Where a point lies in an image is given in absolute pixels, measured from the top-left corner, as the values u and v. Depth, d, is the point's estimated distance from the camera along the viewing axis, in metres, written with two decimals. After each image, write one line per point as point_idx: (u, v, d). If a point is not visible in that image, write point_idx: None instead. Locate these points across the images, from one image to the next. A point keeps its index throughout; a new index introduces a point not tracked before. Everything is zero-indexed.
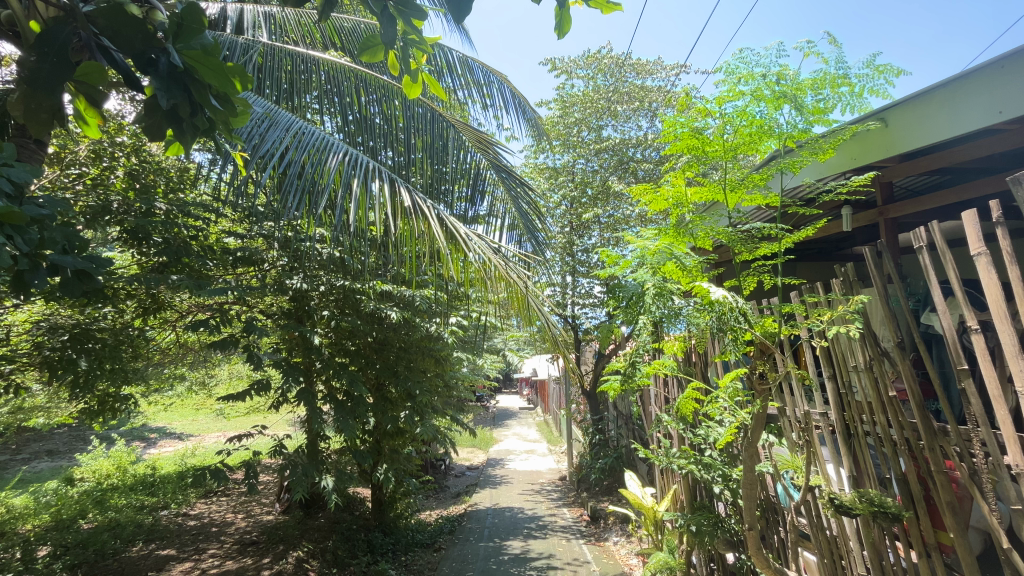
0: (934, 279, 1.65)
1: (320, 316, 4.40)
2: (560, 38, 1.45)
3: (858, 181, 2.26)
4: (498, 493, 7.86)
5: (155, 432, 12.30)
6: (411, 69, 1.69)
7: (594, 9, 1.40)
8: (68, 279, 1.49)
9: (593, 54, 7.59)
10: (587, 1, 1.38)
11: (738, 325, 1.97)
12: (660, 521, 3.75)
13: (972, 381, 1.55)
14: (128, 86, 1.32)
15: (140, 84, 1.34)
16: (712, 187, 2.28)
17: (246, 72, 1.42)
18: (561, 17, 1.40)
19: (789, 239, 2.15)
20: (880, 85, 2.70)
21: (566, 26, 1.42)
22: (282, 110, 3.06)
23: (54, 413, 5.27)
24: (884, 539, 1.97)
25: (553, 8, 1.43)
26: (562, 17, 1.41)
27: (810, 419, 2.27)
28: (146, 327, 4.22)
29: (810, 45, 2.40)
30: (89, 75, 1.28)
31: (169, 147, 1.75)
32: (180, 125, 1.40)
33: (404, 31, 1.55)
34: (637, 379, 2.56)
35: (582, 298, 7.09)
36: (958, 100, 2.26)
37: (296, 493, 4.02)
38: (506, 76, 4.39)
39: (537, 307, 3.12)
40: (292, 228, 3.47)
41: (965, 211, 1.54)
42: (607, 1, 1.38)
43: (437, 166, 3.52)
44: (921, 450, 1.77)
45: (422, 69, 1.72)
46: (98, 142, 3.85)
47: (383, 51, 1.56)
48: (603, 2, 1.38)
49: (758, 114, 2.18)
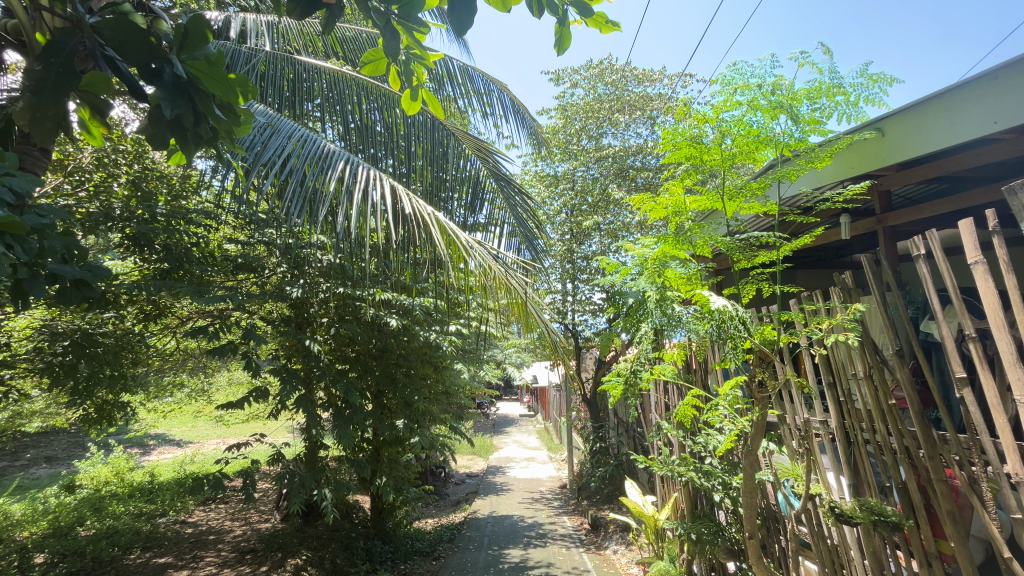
0: (932, 287, 1.64)
1: (319, 323, 4.48)
2: (560, 54, 1.48)
3: (855, 190, 2.23)
4: (498, 501, 7.81)
5: (155, 438, 12.42)
6: (412, 85, 1.75)
7: (592, 28, 1.43)
8: (66, 289, 1.54)
9: (596, 63, 7.61)
10: (585, 20, 1.40)
11: (737, 332, 1.96)
12: (661, 531, 3.72)
13: (972, 390, 1.53)
14: (132, 95, 1.36)
15: (144, 94, 1.38)
16: (711, 196, 2.30)
17: (249, 83, 1.47)
18: (561, 35, 1.43)
19: (788, 247, 2.12)
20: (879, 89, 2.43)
21: (566, 43, 1.44)
22: (284, 118, 3.14)
23: (52, 417, 5.31)
24: (885, 547, 1.95)
25: (553, 25, 1.46)
26: (561, 34, 1.43)
27: (810, 428, 2.25)
28: (145, 333, 4.27)
29: (804, 56, 2.31)
30: (94, 84, 1.31)
31: (170, 155, 1.81)
32: (184, 135, 1.45)
33: (406, 46, 1.61)
34: (635, 386, 2.58)
35: (582, 305, 7.08)
36: (953, 110, 2.27)
37: (294, 503, 4.01)
38: (506, 85, 4.44)
39: (537, 314, 3.12)
40: (293, 234, 3.50)
41: (962, 219, 1.53)
42: (605, 22, 1.41)
43: (438, 173, 3.59)
44: (921, 458, 1.75)
45: (423, 86, 1.77)
46: (102, 150, 3.95)
47: (383, 62, 1.59)
48: (602, 21, 1.41)
49: (754, 124, 2.17)
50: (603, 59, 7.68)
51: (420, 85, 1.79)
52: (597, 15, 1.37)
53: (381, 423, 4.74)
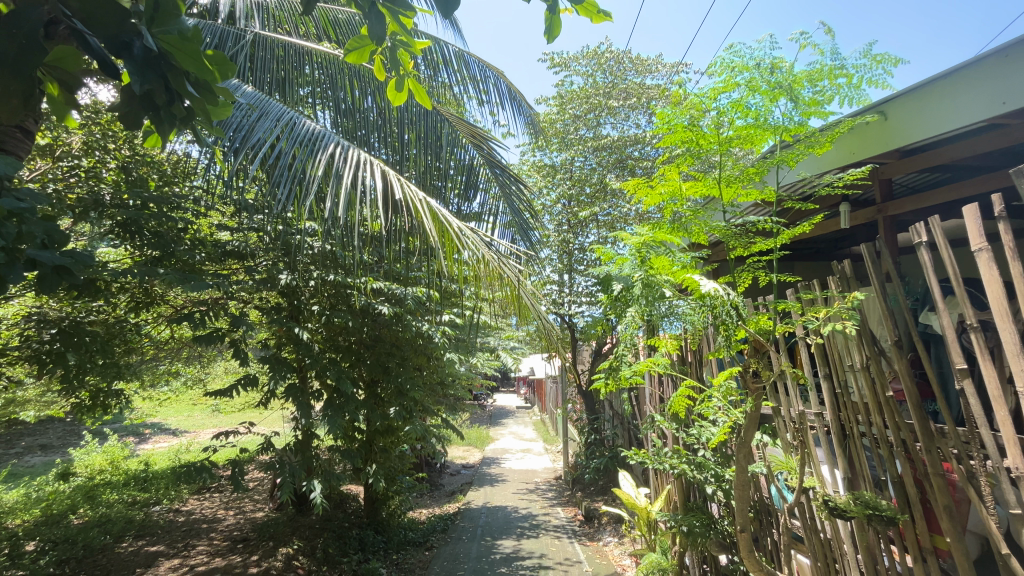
0: (934, 277, 1.58)
1: (310, 311, 4.35)
2: (550, 43, 1.43)
3: (857, 175, 2.16)
4: (492, 492, 7.82)
5: (151, 427, 12.44)
6: (398, 74, 1.72)
7: (583, 16, 1.39)
8: (47, 276, 1.44)
9: (594, 51, 7.50)
10: (576, 7, 1.35)
11: (730, 320, 1.88)
12: (653, 522, 3.69)
13: (972, 381, 1.48)
14: (103, 72, 1.25)
15: (117, 71, 1.28)
16: (707, 181, 2.22)
17: (225, 59, 1.45)
18: (551, 22, 1.38)
19: (785, 234, 2.05)
20: (880, 78, 2.22)
21: (555, 30, 1.40)
22: (272, 101, 3.06)
23: (44, 406, 5.27)
24: (879, 542, 1.91)
25: (543, 12, 1.41)
26: (551, 21, 1.38)
27: (805, 420, 2.20)
28: (137, 321, 4.22)
29: (804, 36, 2.22)
30: (62, 59, 1.32)
31: (148, 138, 1.72)
32: (158, 113, 1.37)
33: (393, 32, 1.59)
34: (628, 377, 2.54)
35: (578, 296, 7.02)
36: (958, 92, 2.21)
37: (283, 493, 3.98)
38: (503, 72, 4.35)
39: (531, 304, 3.13)
40: (284, 220, 3.44)
41: (966, 205, 1.48)
42: (596, 10, 1.38)
43: (431, 159, 3.51)
44: (918, 452, 1.70)
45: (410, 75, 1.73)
46: (91, 135, 3.89)
47: (369, 50, 1.56)
48: (593, 9, 1.37)
49: (752, 107, 2.10)
50: (600, 47, 7.57)
51: (406, 75, 1.76)
52: (588, 2, 1.34)
53: (374, 413, 4.69)
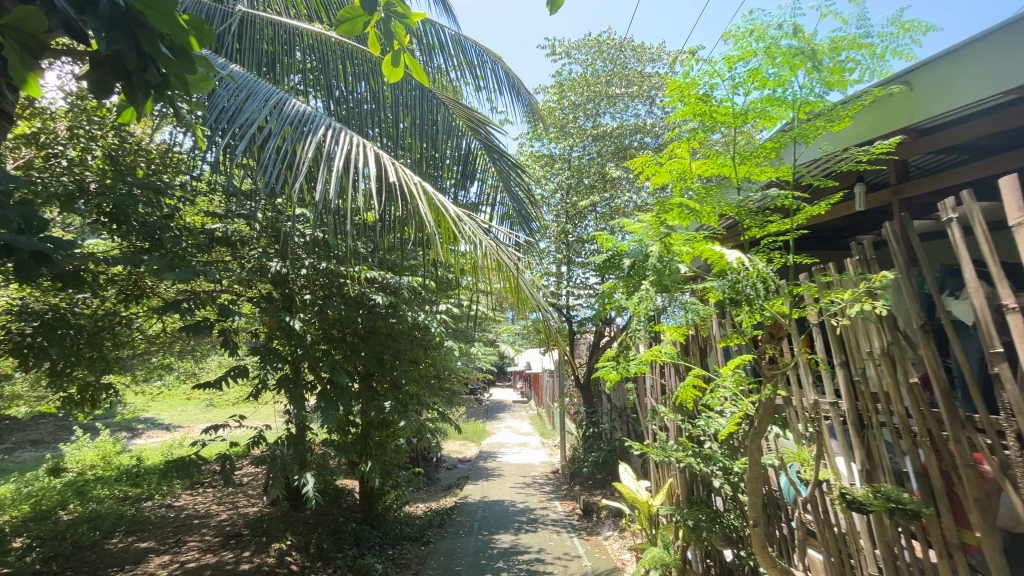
0: (966, 256, 1.49)
1: (302, 301, 4.22)
2: (553, 14, 1.45)
3: (883, 148, 2.07)
4: (490, 486, 7.75)
5: (144, 422, 12.31)
6: (393, 50, 1.62)
7: None
8: (24, 262, 1.30)
9: (594, 38, 7.35)
10: None
11: (753, 297, 1.72)
12: (655, 516, 3.60)
13: (1007, 366, 1.39)
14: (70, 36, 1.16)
15: (85, 35, 1.19)
16: (719, 159, 2.12)
17: (204, 25, 1.32)
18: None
19: (804, 213, 1.95)
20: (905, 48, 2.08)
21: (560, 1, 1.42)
22: (263, 82, 2.92)
23: (34, 402, 5.15)
24: (899, 537, 1.83)
25: None
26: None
27: (820, 410, 2.11)
28: (125, 313, 4.09)
29: (828, 4, 2.11)
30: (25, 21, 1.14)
31: (121, 113, 1.59)
32: (129, 81, 1.26)
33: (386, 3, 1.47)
34: (634, 368, 2.43)
35: (577, 288, 6.92)
36: (998, 55, 2.07)
37: (274, 488, 3.87)
38: (500, 57, 4.20)
39: (531, 293, 3.01)
40: (274, 208, 3.30)
41: (1005, 177, 1.38)
42: None
43: (427, 144, 3.37)
44: (944, 442, 1.61)
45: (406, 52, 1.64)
46: (75, 121, 3.74)
47: (362, 23, 1.46)
48: None
49: (770, 76, 1.99)
50: (600, 34, 7.43)
51: (402, 49, 1.65)
52: None
53: (368, 406, 4.59)
